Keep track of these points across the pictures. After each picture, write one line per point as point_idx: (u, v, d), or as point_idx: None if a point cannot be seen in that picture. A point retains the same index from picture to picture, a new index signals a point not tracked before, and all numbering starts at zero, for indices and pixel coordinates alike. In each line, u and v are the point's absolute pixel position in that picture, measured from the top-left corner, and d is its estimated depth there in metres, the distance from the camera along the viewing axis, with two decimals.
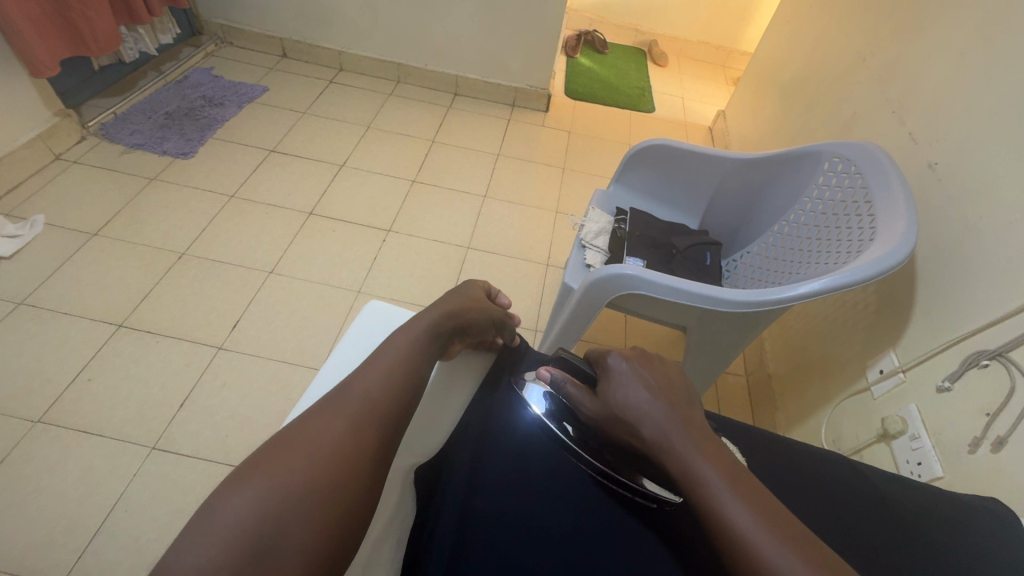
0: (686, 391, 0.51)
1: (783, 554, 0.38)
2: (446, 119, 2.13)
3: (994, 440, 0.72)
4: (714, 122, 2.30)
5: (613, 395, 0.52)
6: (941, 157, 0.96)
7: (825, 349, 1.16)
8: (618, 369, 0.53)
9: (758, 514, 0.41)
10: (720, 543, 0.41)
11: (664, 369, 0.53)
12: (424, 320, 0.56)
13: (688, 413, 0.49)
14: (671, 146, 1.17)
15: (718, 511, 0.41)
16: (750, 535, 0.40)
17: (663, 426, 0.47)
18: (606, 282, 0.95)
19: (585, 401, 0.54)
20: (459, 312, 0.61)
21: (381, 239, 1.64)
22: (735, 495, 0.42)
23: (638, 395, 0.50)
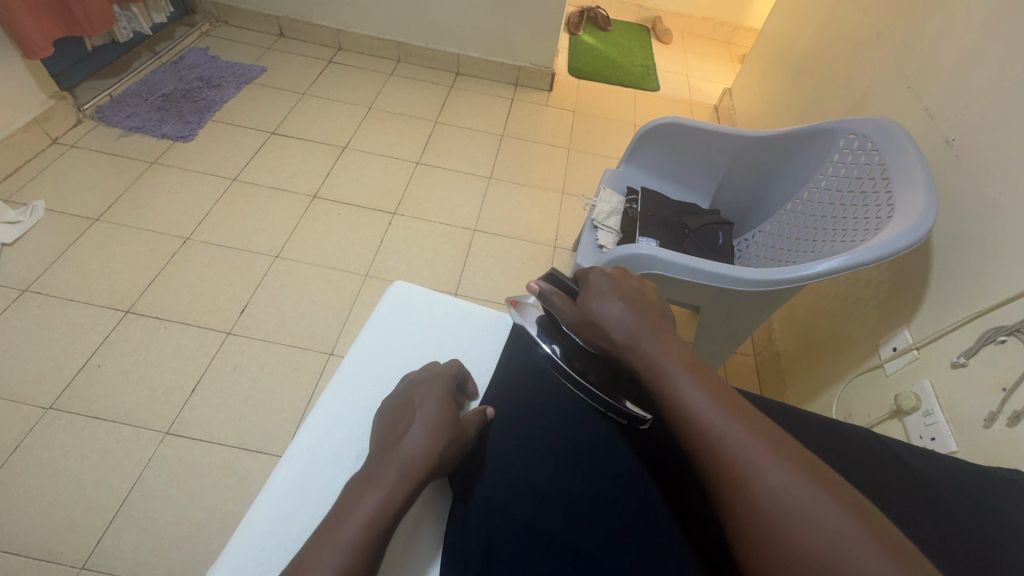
0: (656, 304, 0.55)
1: (732, 427, 0.44)
2: (448, 99, 2.09)
3: (1010, 415, 0.73)
4: (720, 101, 2.27)
5: (591, 307, 0.55)
6: (959, 134, 0.95)
7: (837, 328, 1.16)
8: (598, 284, 0.56)
9: (712, 396, 0.46)
10: (679, 420, 0.46)
11: (637, 284, 0.57)
12: (378, 493, 0.46)
13: (656, 321, 0.53)
14: (684, 124, 1.15)
15: (678, 396, 0.47)
16: (703, 413, 0.45)
17: (635, 330, 0.52)
18: (621, 262, 0.95)
19: (565, 310, 0.57)
20: (421, 450, 0.50)
21: (387, 222, 1.62)
22: (690, 380, 0.48)
23: (614, 306, 0.54)
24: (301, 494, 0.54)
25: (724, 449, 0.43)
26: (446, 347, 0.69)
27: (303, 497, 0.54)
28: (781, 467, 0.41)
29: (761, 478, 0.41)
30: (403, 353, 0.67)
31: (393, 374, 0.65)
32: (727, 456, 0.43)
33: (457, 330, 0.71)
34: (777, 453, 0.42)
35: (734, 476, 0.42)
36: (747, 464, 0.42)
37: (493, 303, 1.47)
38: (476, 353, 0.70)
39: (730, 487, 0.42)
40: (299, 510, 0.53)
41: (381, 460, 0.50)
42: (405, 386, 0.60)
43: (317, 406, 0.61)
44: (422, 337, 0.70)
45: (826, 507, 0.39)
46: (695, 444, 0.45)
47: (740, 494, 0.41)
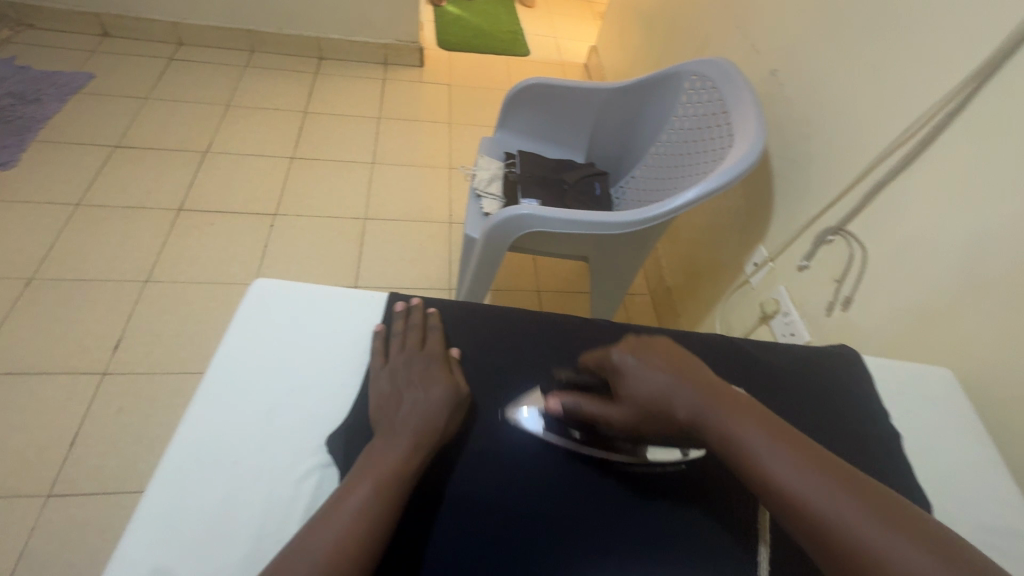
0: (697, 369, 0.52)
1: (850, 511, 0.40)
2: (315, 86, 1.98)
3: (843, 300, 0.86)
4: (588, 59, 2.34)
5: (636, 391, 0.51)
6: (780, 64, 1.06)
7: (711, 255, 1.27)
8: (629, 364, 0.53)
9: (810, 470, 0.43)
10: (793, 515, 0.42)
11: (669, 348, 0.54)
12: (384, 463, 0.46)
13: (707, 383, 0.50)
14: (548, 84, 1.19)
15: (777, 479, 0.43)
16: (814, 500, 0.41)
17: (699, 406, 0.48)
18: (504, 225, 0.97)
19: (609, 412, 0.53)
20: (432, 414, 0.50)
21: (269, 224, 1.53)
22: (784, 457, 0.44)
23: (660, 379, 0.50)
24: (179, 513, 0.44)
25: (844, 537, 0.40)
26: (327, 330, 0.58)
27: (181, 516, 0.44)
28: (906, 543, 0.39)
29: (898, 565, 0.38)
30: (281, 335, 0.56)
31: (260, 383, 0.52)
32: (863, 551, 0.39)
33: (336, 303, 0.60)
34: (893, 526, 0.40)
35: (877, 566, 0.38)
36: (869, 546, 0.39)
37: (396, 289, 1.45)
38: (357, 345, 0.57)
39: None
40: (177, 532, 0.43)
41: (385, 425, 0.49)
42: (399, 342, 0.57)
43: (186, 412, 0.50)
44: (300, 315, 0.58)
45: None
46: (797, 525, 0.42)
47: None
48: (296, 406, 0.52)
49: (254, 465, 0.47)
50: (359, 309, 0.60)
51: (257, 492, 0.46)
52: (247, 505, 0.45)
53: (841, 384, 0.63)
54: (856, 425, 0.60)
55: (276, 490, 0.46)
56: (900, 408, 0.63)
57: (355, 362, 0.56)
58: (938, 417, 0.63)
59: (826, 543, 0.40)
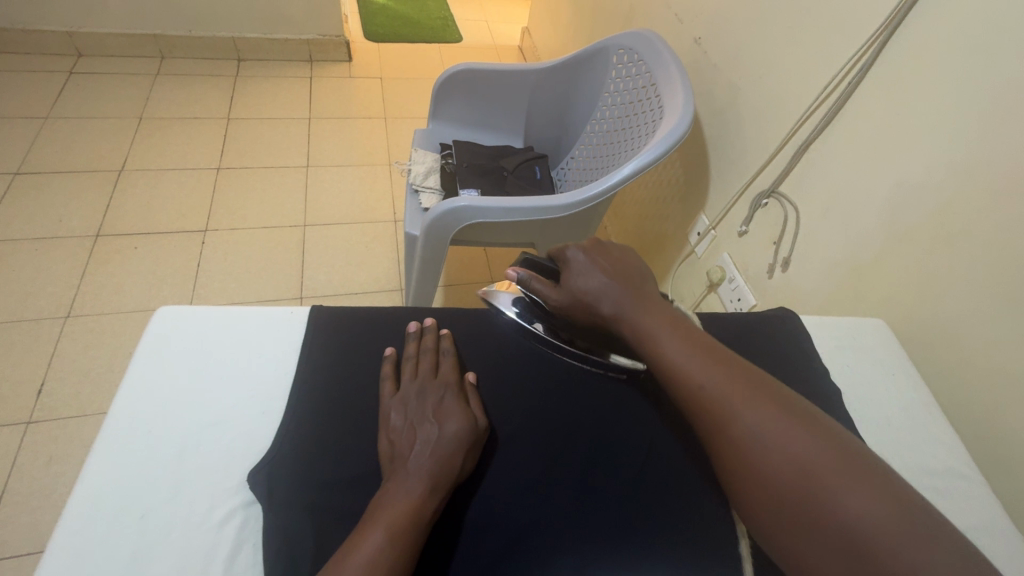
0: (636, 271, 0.58)
1: (718, 382, 0.46)
2: (237, 90, 1.86)
3: (782, 262, 0.88)
4: (522, 41, 2.30)
5: (574, 284, 0.56)
6: (702, 32, 1.06)
7: (657, 228, 1.28)
8: (578, 260, 0.58)
9: (693, 351, 0.49)
10: (669, 380, 0.49)
11: (617, 255, 0.59)
12: (398, 507, 0.43)
13: (638, 287, 0.55)
14: (476, 69, 1.15)
15: (662, 354, 0.49)
16: (687, 369, 0.48)
17: (619, 299, 0.54)
18: (442, 219, 0.94)
19: (550, 294, 0.58)
20: (447, 450, 0.48)
21: (200, 242, 1.44)
22: (674, 339, 0.50)
23: (596, 280, 0.56)
24: None
25: (699, 396, 0.46)
26: (243, 355, 0.53)
27: None
28: (764, 414, 0.43)
29: (731, 413, 0.44)
30: (192, 369, 0.52)
31: (170, 425, 0.48)
32: (713, 408, 0.45)
33: (251, 325, 0.56)
34: (756, 398, 0.45)
35: (719, 419, 0.45)
36: (723, 408, 0.45)
37: (345, 295, 1.39)
38: (276, 367, 0.53)
39: (715, 426, 0.45)
40: None
41: (400, 463, 0.47)
42: (412, 366, 0.54)
43: (86, 466, 0.45)
44: (212, 344, 0.54)
45: (802, 445, 0.41)
46: (677, 395, 0.48)
47: (718, 429, 0.44)
48: (212, 443, 0.48)
49: (167, 516, 0.43)
50: (276, 328, 0.56)
51: (174, 544, 0.42)
52: (164, 556, 0.42)
53: (783, 346, 0.64)
54: (799, 385, 0.60)
55: (195, 538, 0.43)
56: (841, 363, 0.65)
57: (276, 386, 0.52)
58: (875, 366, 0.64)
59: (693, 407, 0.47)
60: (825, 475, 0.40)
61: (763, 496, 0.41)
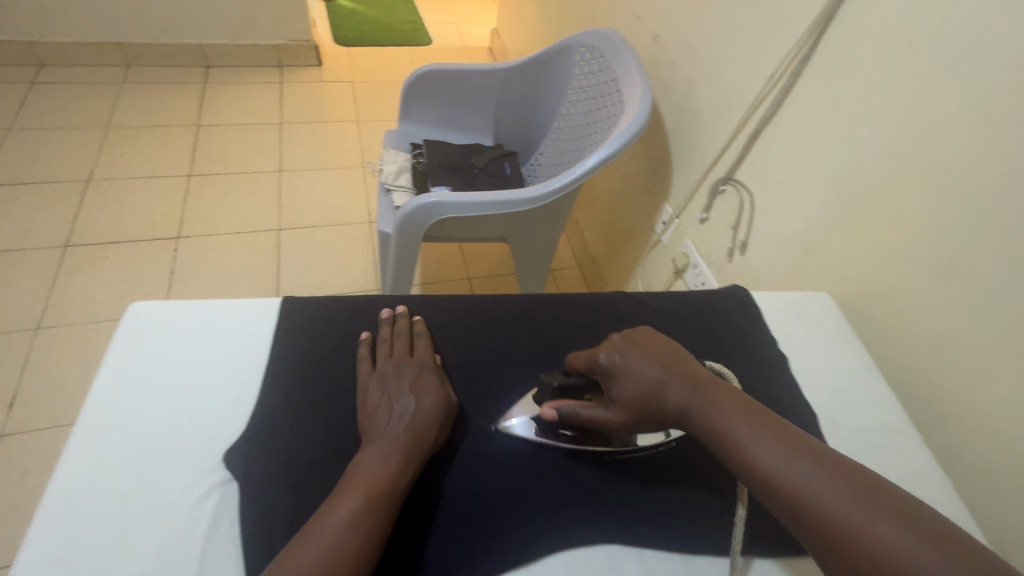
0: (678, 356, 0.54)
1: (825, 489, 0.42)
2: (206, 97, 1.85)
3: (740, 245, 0.92)
4: (492, 43, 2.33)
5: (626, 389, 0.52)
6: (660, 28, 1.10)
7: (625, 220, 1.31)
8: (615, 363, 0.54)
9: (785, 452, 0.45)
10: (764, 490, 0.44)
11: (660, 342, 0.55)
12: (375, 475, 0.46)
13: (693, 376, 0.52)
14: (443, 69, 1.18)
15: (750, 457, 0.46)
16: (782, 474, 0.44)
17: (682, 395, 0.51)
18: (414, 215, 0.96)
19: (603, 414, 0.53)
20: (422, 424, 0.50)
21: (173, 249, 1.43)
22: (757, 439, 0.46)
23: (645, 379, 0.52)
24: (64, 562, 0.41)
25: (809, 508, 0.42)
26: (215, 345, 0.55)
27: (67, 564, 0.41)
28: (878, 521, 0.39)
29: (851, 529, 0.40)
30: (165, 359, 0.53)
31: (146, 413, 0.49)
32: (830, 524, 0.40)
33: (223, 316, 0.57)
34: (872, 508, 0.40)
35: (838, 535, 0.40)
36: (844, 523, 0.40)
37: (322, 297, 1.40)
38: (248, 356, 0.55)
39: (838, 546, 0.40)
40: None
41: (377, 434, 0.49)
42: (387, 347, 0.57)
43: (63, 455, 0.46)
44: (184, 336, 0.55)
45: (928, 557, 0.37)
46: (780, 510, 0.44)
47: (842, 547, 0.40)
48: (188, 428, 0.49)
49: (147, 497, 0.45)
50: (247, 319, 0.58)
51: (154, 524, 0.44)
52: (142, 537, 0.43)
53: (737, 321, 0.68)
54: (752, 356, 0.64)
55: (175, 517, 0.44)
56: (792, 334, 0.69)
57: (248, 374, 0.53)
58: (821, 336, 0.69)
59: (788, 514, 0.43)
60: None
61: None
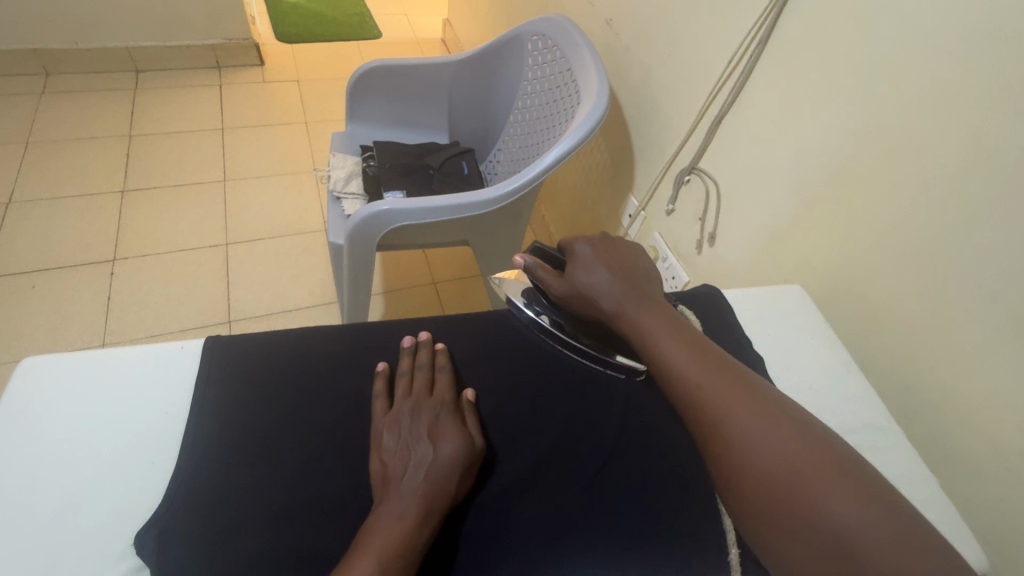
0: (637, 266, 0.59)
1: (710, 379, 0.49)
2: (138, 104, 1.72)
3: (708, 237, 0.89)
4: (444, 33, 2.25)
5: (580, 276, 0.58)
6: (613, 13, 1.06)
7: (591, 213, 1.27)
8: (584, 255, 0.59)
9: (688, 352, 0.51)
10: (661, 374, 0.51)
11: (622, 250, 0.60)
12: (388, 536, 0.42)
13: (639, 283, 0.57)
14: (388, 66, 1.10)
15: (657, 350, 0.52)
16: (679, 365, 0.50)
17: (620, 294, 0.56)
18: (365, 225, 0.90)
19: (556, 286, 0.59)
20: (442, 475, 0.46)
21: (109, 272, 1.32)
22: (668, 337, 0.52)
23: (600, 274, 0.57)
24: None
25: (695, 392, 0.48)
26: (125, 400, 0.48)
27: None
28: (756, 414, 0.46)
29: (722, 408, 0.47)
30: (65, 424, 0.46)
31: (43, 491, 0.43)
32: (705, 402, 0.48)
33: (134, 367, 0.51)
34: (745, 399, 0.47)
35: (710, 410, 0.47)
36: (717, 405, 0.47)
37: (278, 313, 1.32)
38: (168, 406, 0.49)
39: (704, 416, 0.47)
40: None
41: (393, 488, 0.45)
42: (406, 384, 0.53)
43: None
44: (87, 394, 0.48)
45: (789, 442, 0.44)
46: (670, 390, 0.51)
47: (708, 416, 0.47)
48: (92, 505, 0.43)
49: None
50: (163, 369, 0.51)
51: None
52: None
53: (711, 322, 0.64)
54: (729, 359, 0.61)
55: None
56: (766, 331, 0.66)
57: (168, 427, 0.48)
58: (794, 333, 0.66)
59: (681, 401, 0.50)
60: (804, 470, 0.42)
61: (747, 488, 0.44)
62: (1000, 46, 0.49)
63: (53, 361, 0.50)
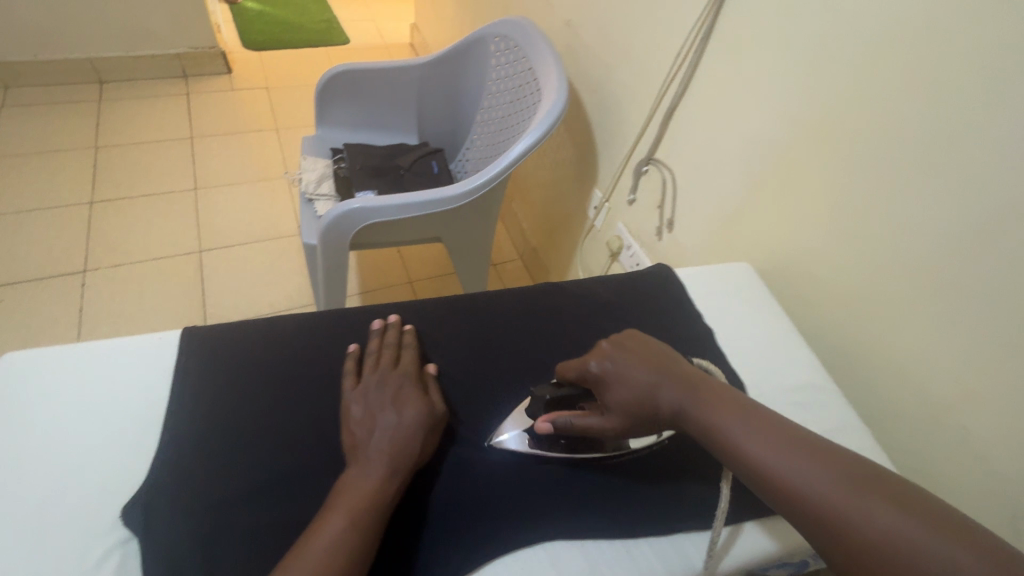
0: (666, 356, 0.55)
1: (816, 479, 0.42)
2: (103, 116, 1.71)
3: (667, 224, 0.94)
4: (412, 38, 2.28)
5: (620, 394, 0.52)
6: (572, 14, 1.10)
7: (560, 207, 1.32)
8: (608, 370, 0.54)
9: (779, 448, 0.45)
10: (764, 486, 0.44)
11: (639, 344, 0.56)
12: (357, 493, 0.45)
13: (681, 372, 0.53)
14: (355, 69, 1.13)
15: (746, 454, 0.46)
16: (779, 466, 0.44)
17: (676, 395, 0.51)
18: (337, 224, 0.92)
19: (600, 423, 0.52)
20: (407, 437, 0.49)
21: (80, 284, 1.31)
22: (749, 434, 0.46)
23: (641, 379, 0.52)
24: None
25: (805, 500, 0.42)
26: (106, 390, 0.50)
27: None
28: (883, 510, 0.39)
29: (847, 517, 0.40)
30: (47, 414, 0.48)
31: (29, 476, 0.44)
32: (824, 513, 0.41)
33: (113, 360, 0.52)
34: (867, 496, 0.40)
35: (832, 521, 0.40)
36: (839, 512, 0.40)
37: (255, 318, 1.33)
38: (147, 393, 0.51)
39: (831, 536, 0.40)
40: None
41: (361, 451, 0.48)
42: (373, 361, 0.56)
43: None
44: (68, 385, 0.50)
45: (942, 543, 0.36)
46: (783, 506, 0.43)
47: (836, 533, 0.40)
48: (78, 488, 0.44)
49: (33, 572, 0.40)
50: (141, 360, 0.53)
51: None
52: None
53: (665, 300, 0.69)
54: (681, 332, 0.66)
55: None
56: (718, 306, 0.71)
57: (147, 412, 0.50)
58: (743, 307, 0.71)
59: (802, 521, 0.42)
60: None
61: None
62: (909, 35, 0.55)
63: (32, 357, 0.52)
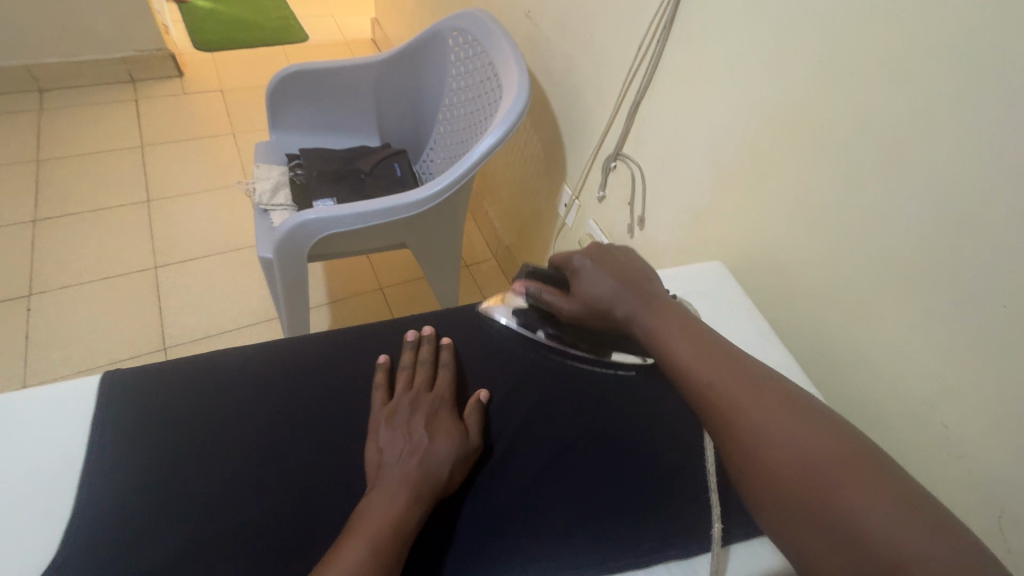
0: (641, 273, 0.57)
1: (732, 384, 0.46)
2: (45, 126, 1.61)
3: (638, 221, 0.92)
4: (374, 33, 2.20)
5: (585, 290, 0.56)
6: (531, 5, 1.06)
7: (531, 205, 1.28)
8: (585, 267, 0.58)
9: (705, 360, 0.49)
10: (683, 384, 0.49)
11: (622, 258, 0.58)
12: (382, 517, 0.44)
13: (646, 290, 0.55)
14: (306, 70, 1.07)
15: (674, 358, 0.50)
16: (699, 372, 0.48)
17: (628, 305, 0.54)
18: (292, 237, 0.87)
19: (562, 305, 0.57)
20: (435, 464, 0.49)
21: (25, 308, 1.23)
22: (683, 346, 0.50)
23: (606, 285, 0.55)
24: None
25: (719, 398, 0.46)
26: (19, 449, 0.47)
27: None
28: (786, 421, 0.43)
29: (751, 414, 0.44)
30: None
31: None
32: (731, 409, 0.45)
33: (26, 413, 0.49)
34: (772, 403, 0.44)
35: (735, 414, 0.45)
36: (742, 412, 0.45)
37: (218, 334, 1.27)
38: (67, 454, 0.48)
39: (731, 424, 0.45)
40: None
41: (388, 472, 0.48)
42: (408, 377, 0.57)
43: None
44: None
45: (822, 445, 0.41)
46: (698, 406, 0.48)
47: (736, 425, 0.45)
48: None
49: None
50: (60, 413, 0.50)
51: None
52: None
53: None
54: None
55: None
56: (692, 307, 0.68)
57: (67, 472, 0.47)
58: (718, 308, 0.68)
59: (709, 414, 0.47)
60: (844, 473, 0.39)
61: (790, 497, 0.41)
62: (875, 20, 0.52)
63: None
